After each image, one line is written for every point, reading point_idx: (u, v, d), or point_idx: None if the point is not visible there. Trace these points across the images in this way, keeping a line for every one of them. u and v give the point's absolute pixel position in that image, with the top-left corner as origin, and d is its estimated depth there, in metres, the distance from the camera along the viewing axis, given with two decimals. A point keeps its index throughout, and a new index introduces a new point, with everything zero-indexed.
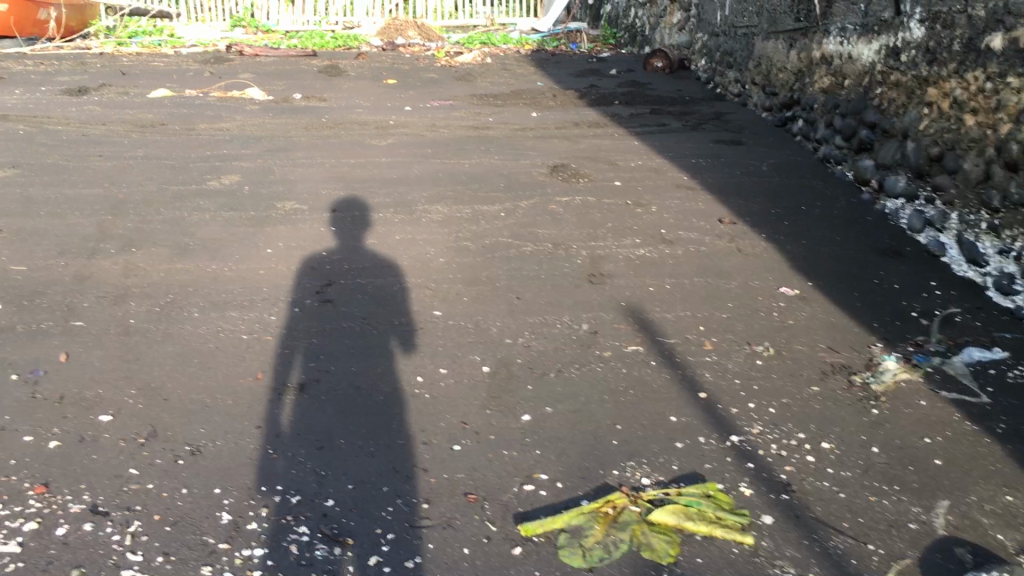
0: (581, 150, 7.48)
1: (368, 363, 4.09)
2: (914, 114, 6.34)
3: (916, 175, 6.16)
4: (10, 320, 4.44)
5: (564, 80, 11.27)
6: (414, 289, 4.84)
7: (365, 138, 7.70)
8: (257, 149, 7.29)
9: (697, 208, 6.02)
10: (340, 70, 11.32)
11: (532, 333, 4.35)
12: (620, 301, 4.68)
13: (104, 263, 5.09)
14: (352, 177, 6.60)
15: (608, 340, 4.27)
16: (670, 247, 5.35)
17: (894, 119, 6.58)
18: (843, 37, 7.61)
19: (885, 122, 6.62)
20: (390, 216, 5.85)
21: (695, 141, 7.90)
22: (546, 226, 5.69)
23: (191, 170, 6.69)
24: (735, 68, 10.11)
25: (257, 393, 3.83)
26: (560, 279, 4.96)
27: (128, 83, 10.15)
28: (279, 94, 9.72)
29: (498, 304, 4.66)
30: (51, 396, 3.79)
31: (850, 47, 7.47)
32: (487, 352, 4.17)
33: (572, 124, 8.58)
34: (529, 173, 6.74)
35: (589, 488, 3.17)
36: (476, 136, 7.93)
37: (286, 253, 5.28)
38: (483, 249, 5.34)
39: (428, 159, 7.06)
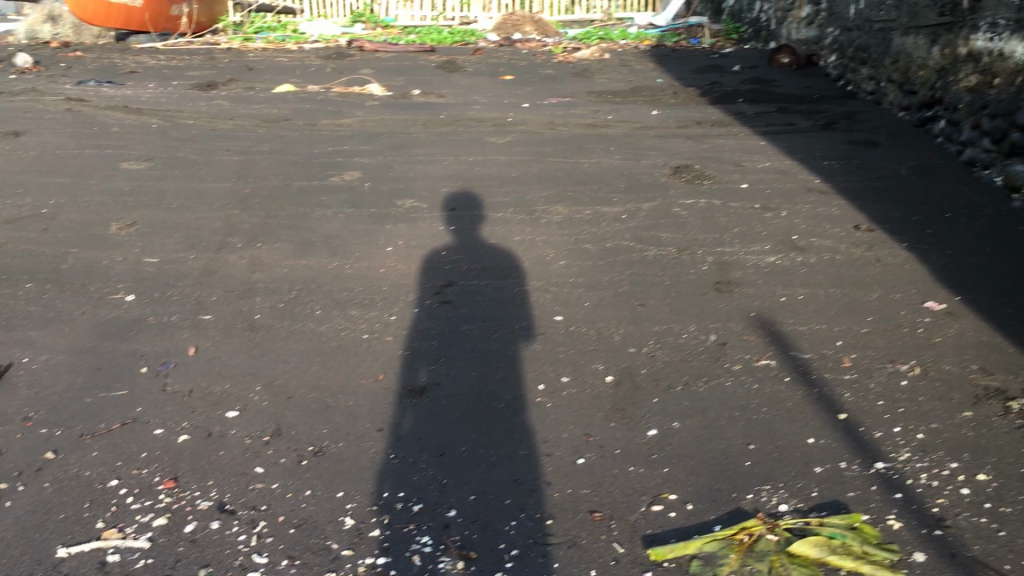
0: (705, 150, 7.25)
1: (489, 367, 4.01)
2: None
3: None
4: (142, 313, 4.55)
5: (684, 77, 11.01)
6: (535, 291, 4.74)
7: (484, 135, 7.65)
8: (377, 145, 7.33)
9: (829, 214, 5.74)
10: (458, 66, 11.34)
11: (658, 341, 4.19)
12: (749, 311, 4.47)
13: (231, 258, 5.17)
14: (471, 174, 6.56)
15: (738, 353, 4.08)
16: (802, 256, 5.10)
17: None
18: (993, 33, 7.18)
19: None
20: (510, 214, 5.77)
21: (826, 142, 7.57)
22: (670, 230, 5.51)
23: (314, 166, 6.76)
24: (870, 64, 9.68)
25: (379, 395, 3.80)
26: (686, 285, 4.77)
27: (254, 78, 10.39)
28: (399, 89, 9.78)
29: (621, 309, 4.52)
30: (180, 390, 3.85)
31: (1001, 44, 7.05)
32: (610, 360, 4.04)
33: (694, 123, 8.34)
34: (651, 173, 6.56)
35: (722, 511, 3.01)
36: (595, 134, 7.79)
37: (406, 251, 5.26)
38: (605, 251, 5.20)
39: (547, 158, 6.96)
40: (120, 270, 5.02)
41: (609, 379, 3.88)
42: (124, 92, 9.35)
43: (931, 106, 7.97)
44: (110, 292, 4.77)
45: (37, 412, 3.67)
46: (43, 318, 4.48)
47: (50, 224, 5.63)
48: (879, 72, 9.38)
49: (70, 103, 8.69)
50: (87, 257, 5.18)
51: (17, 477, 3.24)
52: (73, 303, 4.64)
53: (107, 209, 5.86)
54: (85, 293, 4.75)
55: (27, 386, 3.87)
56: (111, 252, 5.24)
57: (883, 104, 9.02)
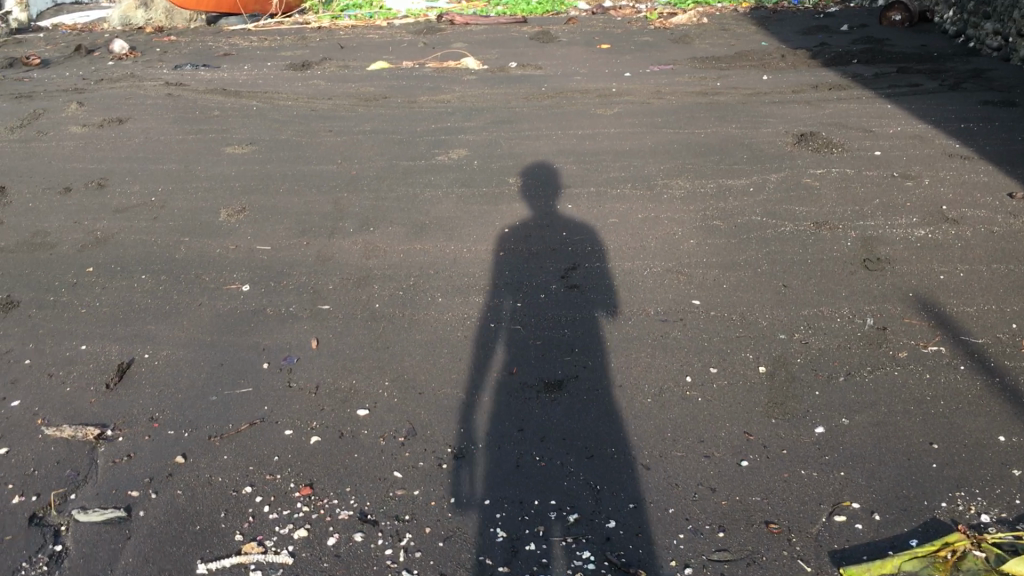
0: (828, 116, 6.80)
1: (628, 357, 3.73)
2: None
3: None
4: (260, 304, 4.40)
5: (791, 39, 10.47)
6: (667, 272, 4.44)
7: (590, 107, 7.33)
8: (480, 121, 7.08)
9: (979, 181, 5.27)
10: (552, 36, 11.00)
11: (810, 325, 3.85)
12: (907, 290, 4.09)
13: (344, 243, 4.99)
14: (582, 148, 6.27)
15: (902, 338, 3.71)
16: (956, 228, 4.68)
17: None
18: None
19: None
20: (629, 191, 5.46)
21: (959, 102, 7.04)
22: (805, 203, 5.13)
23: (418, 145, 6.56)
24: (996, 19, 9.01)
25: (514, 390, 3.56)
26: (831, 262, 4.41)
27: (346, 56, 10.24)
28: (495, 63, 9.50)
29: (764, 291, 4.18)
30: (306, 386, 3.68)
31: None
32: (761, 348, 3.72)
33: (810, 87, 7.87)
34: (775, 142, 6.16)
35: (916, 524, 2.70)
36: (707, 102, 7.40)
37: (523, 232, 5.00)
38: (737, 228, 4.86)
39: (660, 129, 6.61)
40: (233, 259, 4.89)
41: (762, 369, 3.57)
42: (220, 75, 9.29)
43: None
44: (224, 282, 4.64)
45: (163, 411, 3.54)
46: (161, 311, 4.37)
47: (160, 212, 5.54)
48: (1008, 26, 8.71)
49: (169, 87, 8.66)
50: (199, 245, 5.07)
51: (149, 483, 3.11)
52: (189, 295, 4.52)
53: (215, 196, 5.75)
54: (200, 284, 4.63)
55: (150, 384, 3.75)
56: (223, 240, 5.12)
57: (1014, 60, 8.39)
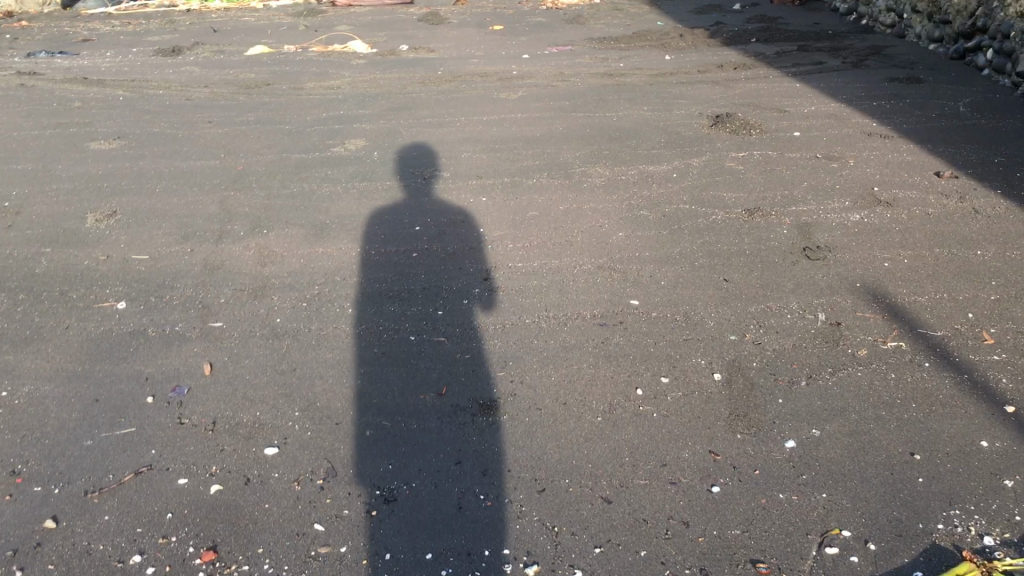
0: (739, 96, 6.58)
1: (568, 370, 3.35)
2: None
3: None
4: (140, 324, 3.83)
5: (685, 19, 10.28)
6: (599, 269, 4.08)
7: (493, 92, 6.92)
8: (376, 108, 6.57)
9: (903, 160, 5.10)
10: (441, 17, 10.52)
11: (760, 324, 3.55)
12: (853, 280, 3.84)
13: (234, 250, 4.44)
14: (489, 136, 5.86)
15: (859, 334, 3.44)
16: (890, 211, 4.47)
17: None
18: None
19: None
20: (545, 181, 5.09)
21: (866, 80, 6.94)
22: (731, 189, 4.86)
23: (310, 135, 6.02)
24: None
25: (446, 415, 3.13)
26: (770, 253, 4.13)
27: (222, 40, 9.51)
28: (384, 46, 8.98)
29: (704, 287, 3.87)
30: (201, 422, 3.15)
31: None
32: (712, 353, 3.40)
33: (715, 67, 7.66)
34: (690, 125, 5.89)
35: (916, 551, 2.41)
36: (613, 83, 7.09)
37: (436, 230, 4.56)
38: (666, 218, 4.55)
39: (569, 113, 6.26)
40: (105, 271, 4.27)
41: (717, 377, 3.24)
42: (81, 63, 8.45)
43: (971, 36, 7.30)
44: (96, 300, 4.03)
45: (27, 464, 2.97)
46: (20, 337, 3.75)
47: (15, 219, 4.85)
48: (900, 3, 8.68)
49: (23, 77, 7.81)
50: (64, 257, 4.42)
51: (11, 558, 2.56)
52: (54, 317, 3.90)
53: (80, 198, 5.08)
54: (67, 303, 4.01)
55: (9, 428, 3.16)
56: (91, 249, 4.49)
57: (909, 37, 8.37)
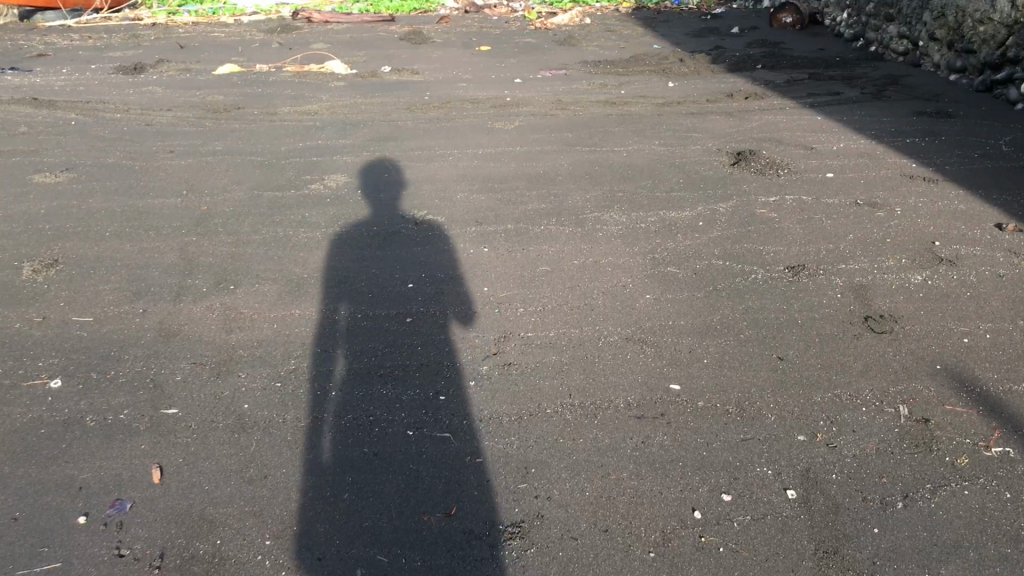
0: (757, 130, 6.01)
1: (606, 482, 2.71)
2: None
3: None
4: (78, 409, 3.14)
5: (683, 42, 9.76)
6: (627, 342, 3.46)
7: (486, 121, 6.29)
8: (358, 138, 5.94)
9: (955, 209, 4.56)
10: (424, 36, 9.89)
11: (831, 421, 2.95)
12: (933, 362, 3.25)
13: (194, 311, 3.77)
14: (485, 172, 5.24)
15: (956, 437, 2.85)
16: (955, 272, 3.90)
17: None
18: None
19: None
20: (555, 228, 4.47)
21: (891, 113, 6.42)
22: (767, 241, 4.27)
23: (285, 170, 5.36)
24: (901, 21, 8.49)
25: (459, 547, 2.48)
26: (827, 322, 3.54)
27: (188, 58, 8.82)
28: (364, 66, 8.34)
29: (757, 368, 3.26)
30: (146, 554, 2.48)
31: None
32: (780, 459, 2.78)
33: (724, 95, 7.10)
34: (709, 163, 5.31)
35: None
36: (617, 113, 6.51)
37: (431, 288, 3.92)
38: (698, 276, 3.94)
39: (573, 147, 5.65)
40: (40, 338, 3.58)
41: (791, 495, 2.62)
42: (32, 81, 7.72)
43: (1000, 66, 6.83)
44: (24, 376, 3.34)
45: None
46: None
47: None
48: (915, 29, 8.19)
49: None
50: None
51: None
52: None
53: (16, 244, 4.38)
54: None
55: None
56: (24, 308, 3.80)
57: (925, 66, 7.90)
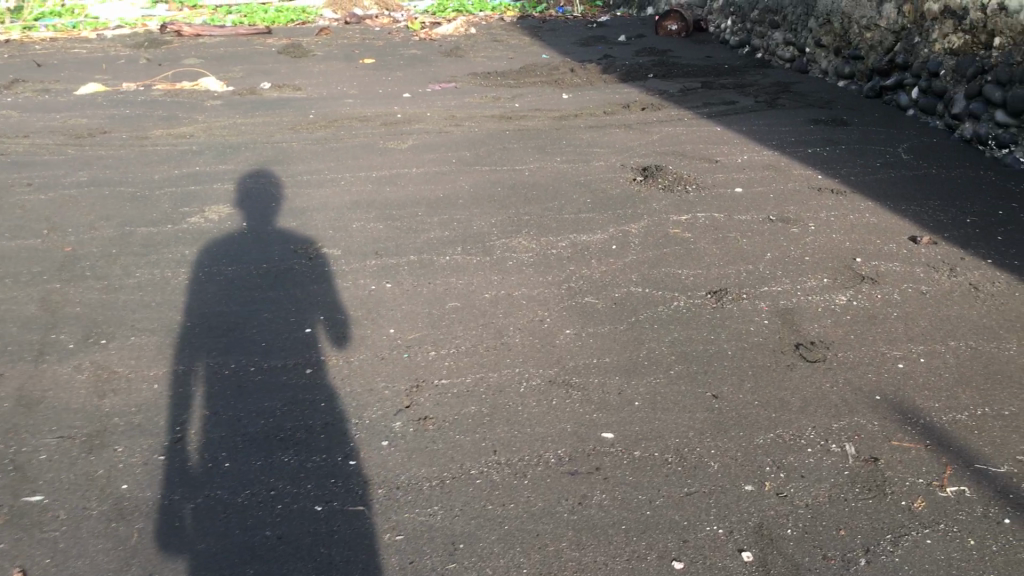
0: (658, 143, 5.86)
1: (547, 556, 2.43)
2: None
3: None
4: None
5: (572, 51, 9.61)
6: (551, 386, 3.19)
7: (376, 140, 5.95)
8: (239, 162, 5.51)
9: (868, 223, 4.48)
10: (304, 49, 9.44)
11: (778, 466, 2.75)
12: (872, 394, 3.09)
13: (59, 373, 3.30)
14: (380, 197, 4.90)
15: (909, 478, 2.68)
16: (878, 291, 3.79)
17: None
18: None
19: None
20: (461, 257, 4.17)
21: (788, 123, 6.38)
22: (685, 264, 4.07)
23: (159, 201, 4.90)
24: (785, 28, 8.54)
25: None
26: (758, 353, 3.35)
27: (46, 77, 8.14)
28: (242, 83, 7.86)
29: (693, 409, 3.04)
30: None
31: None
32: (730, 514, 2.56)
33: (620, 107, 6.94)
34: (615, 180, 5.11)
35: None
36: (513, 128, 6.26)
37: (331, 333, 3.57)
38: (618, 307, 3.71)
39: (472, 166, 5.37)
40: None
41: (747, 557, 2.40)
42: None
43: (889, 73, 6.88)
44: None
45: None
46: None
47: None
48: (800, 36, 8.24)
49: None
50: None
51: None
52: None
53: None
54: None
55: None
56: None
57: (813, 72, 7.95)
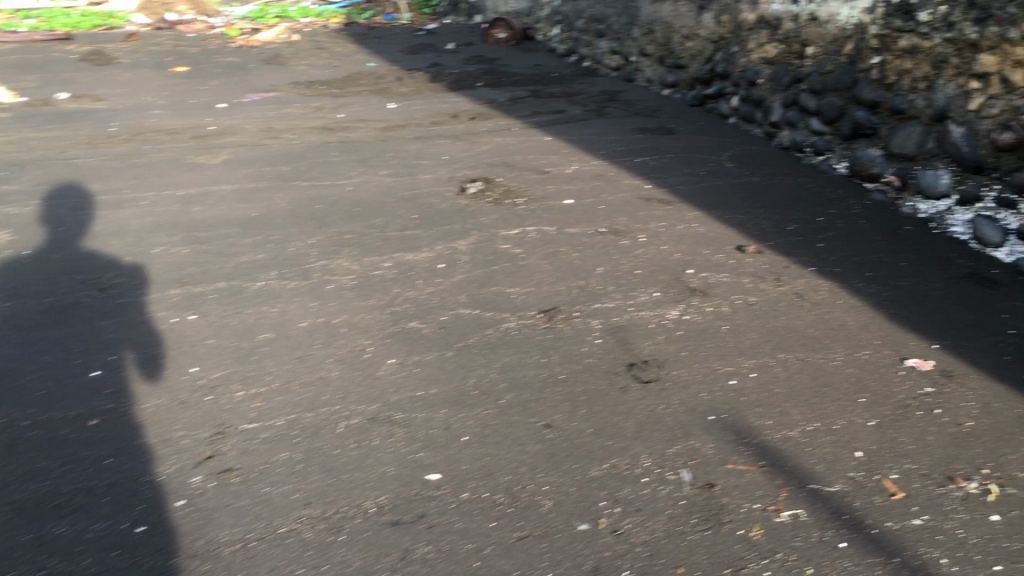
0: (487, 154, 5.68)
1: None
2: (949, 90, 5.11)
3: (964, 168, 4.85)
4: None
5: (400, 59, 9.34)
6: (373, 424, 2.93)
7: (184, 155, 5.49)
8: (25, 182, 4.95)
9: (696, 233, 4.44)
10: (109, 57, 8.76)
11: (613, 500, 2.59)
12: (706, 414, 2.99)
13: None
14: (186, 218, 4.49)
15: (745, 504, 2.58)
16: (708, 304, 3.73)
17: (910, 96, 5.33)
18: None
19: (895, 101, 5.37)
20: (275, 283, 3.84)
21: (616, 131, 6.35)
22: (514, 282, 3.89)
23: None
24: (610, 37, 8.69)
25: None
26: (592, 376, 3.20)
27: None
28: (35, 93, 7.17)
29: (524, 442, 2.85)
30: None
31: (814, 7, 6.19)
32: (564, 559, 2.37)
33: (448, 117, 6.74)
34: (442, 194, 4.89)
35: None
36: (336, 140, 5.94)
37: (124, 375, 3.17)
38: (445, 332, 3.48)
39: (290, 182, 5.01)
40: None
41: None
42: None
43: (710, 82, 6.98)
44: None
45: None
46: None
47: None
48: (625, 46, 8.39)
49: None
50: None
51: None
52: None
53: None
54: None
55: None
56: None
57: (637, 79, 7.87)
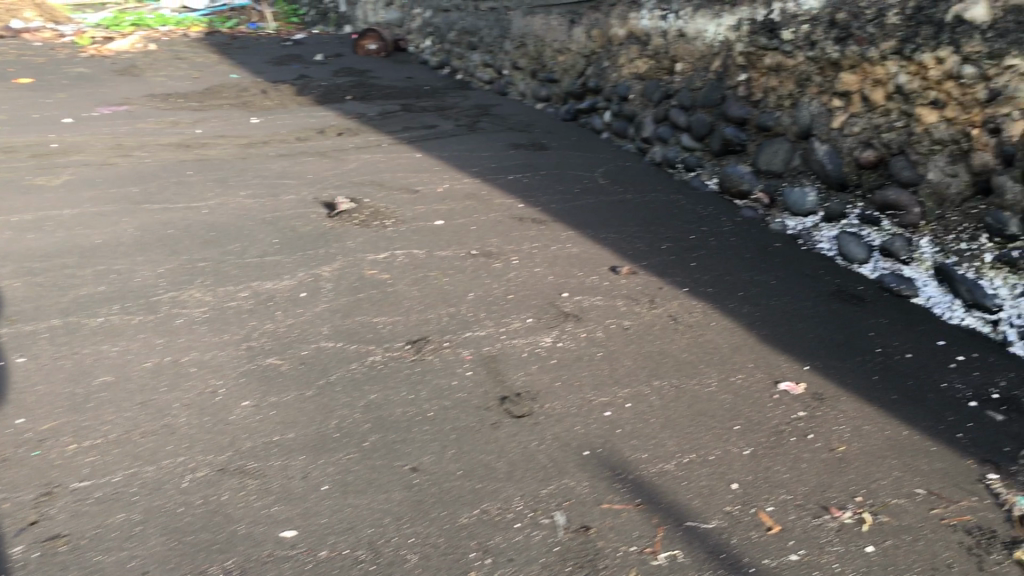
0: (354, 172, 5.46)
1: None
2: (812, 107, 5.15)
3: (828, 185, 4.92)
4: None
5: (266, 71, 8.99)
6: (223, 476, 2.68)
7: (22, 175, 5.07)
8: None
9: (569, 254, 4.35)
10: None
11: (484, 550, 2.43)
12: (580, 449, 2.87)
13: None
14: (19, 248, 4.11)
15: (622, 547, 2.46)
16: (582, 330, 3.62)
17: (775, 113, 5.37)
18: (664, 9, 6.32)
19: (761, 118, 5.41)
20: (118, 318, 3.53)
21: (489, 147, 6.22)
22: (381, 311, 3.70)
23: None
24: (483, 50, 8.56)
25: None
26: (462, 412, 3.04)
27: None
28: None
29: (389, 488, 2.66)
30: None
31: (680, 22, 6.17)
32: None
33: (315, 132, 6.47)
34: (305, 216, 4.65)
35: None
36: (192, 158, 5.61)
37: None
38: (305, 368, 3.26)
39: (139, 205, 4.68)
40: None
41: None
42: None
43: (582, 97, 6.95)
44: None
45: None
46: None
47: None
48: (498, 59, 8.28)
49: None
50: None
51: None
52: None
53: None
54: None
55: None
56: None
57: (511, 94, 7.86)
